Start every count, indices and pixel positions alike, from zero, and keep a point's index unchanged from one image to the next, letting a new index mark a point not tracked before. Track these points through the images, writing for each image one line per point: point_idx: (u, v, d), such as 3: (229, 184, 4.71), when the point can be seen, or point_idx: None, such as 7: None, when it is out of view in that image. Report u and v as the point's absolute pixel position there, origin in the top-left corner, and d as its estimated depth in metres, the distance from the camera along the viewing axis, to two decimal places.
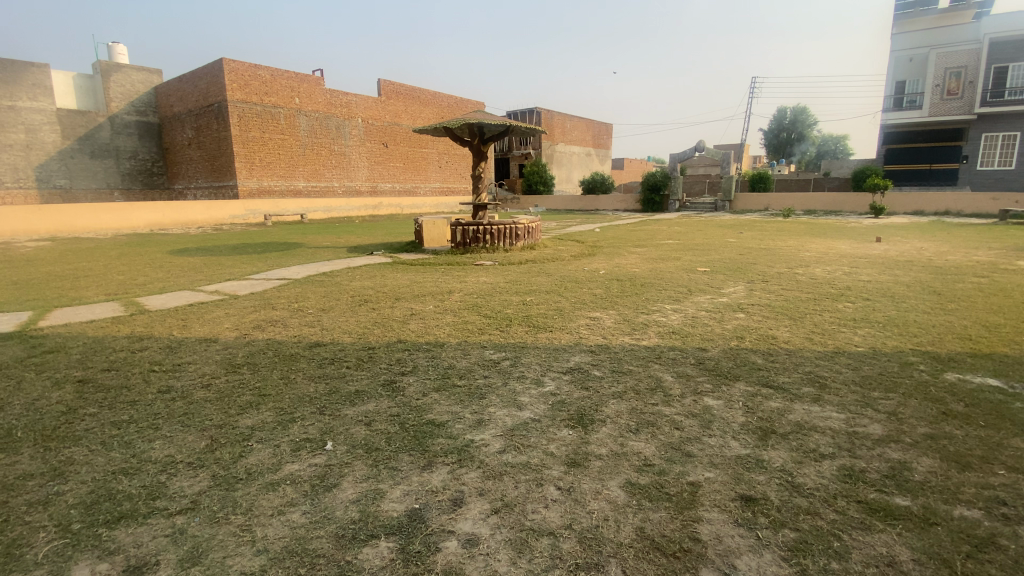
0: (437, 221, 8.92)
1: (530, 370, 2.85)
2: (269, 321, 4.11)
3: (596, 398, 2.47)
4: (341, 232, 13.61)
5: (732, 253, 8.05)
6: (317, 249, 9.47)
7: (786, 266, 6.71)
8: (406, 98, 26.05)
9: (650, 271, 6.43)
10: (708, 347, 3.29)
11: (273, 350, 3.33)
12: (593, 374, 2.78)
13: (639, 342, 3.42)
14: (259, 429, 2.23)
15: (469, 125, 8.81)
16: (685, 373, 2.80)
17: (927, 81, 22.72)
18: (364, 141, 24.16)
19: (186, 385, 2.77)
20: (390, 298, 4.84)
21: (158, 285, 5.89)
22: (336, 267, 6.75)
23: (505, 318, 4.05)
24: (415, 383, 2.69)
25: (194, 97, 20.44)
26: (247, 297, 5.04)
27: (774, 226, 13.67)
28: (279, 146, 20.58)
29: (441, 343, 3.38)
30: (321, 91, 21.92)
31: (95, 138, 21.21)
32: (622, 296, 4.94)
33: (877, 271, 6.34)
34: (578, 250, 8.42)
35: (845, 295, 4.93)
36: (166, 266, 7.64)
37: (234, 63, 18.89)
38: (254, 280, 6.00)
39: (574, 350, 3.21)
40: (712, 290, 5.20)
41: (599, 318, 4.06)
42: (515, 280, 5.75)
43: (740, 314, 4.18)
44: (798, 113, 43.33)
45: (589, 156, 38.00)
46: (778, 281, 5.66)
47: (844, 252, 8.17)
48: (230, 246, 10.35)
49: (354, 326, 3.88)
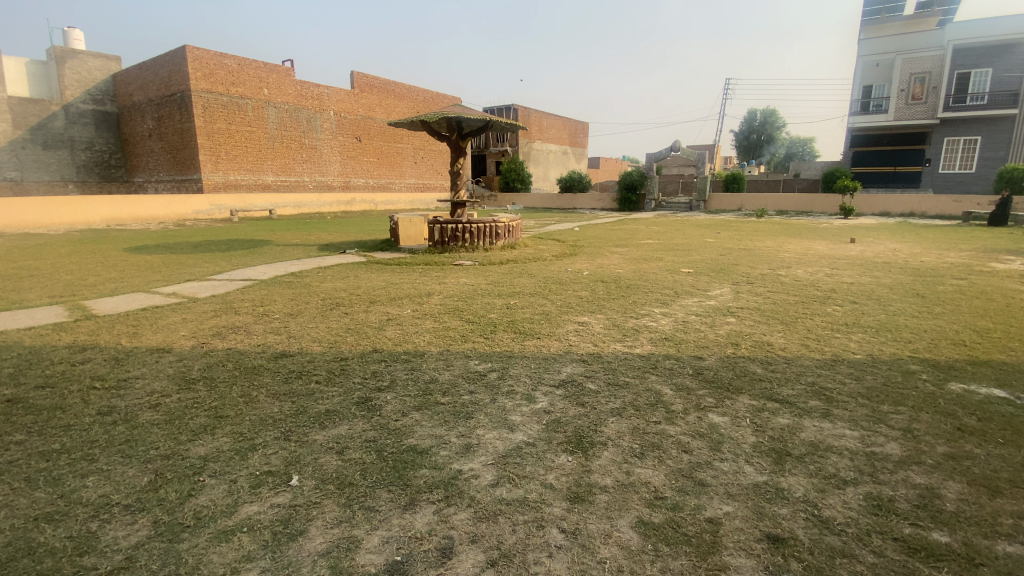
0: (414, 219, 8.60)
1: (519, 384, 2.62)
2: (231, 328, 3.77)
3: (593, 416, 2.26)
4: (313, 229, 13.12)
5: (714, 254, 7.99)
6: (286, 247, 9.03)
7: (768, 268, 6.66)
8: (381, 92, 25.45)
9: (634, 272, 6.28)
10: (704, 356, 3.12)
11: (234, 362, 3.01)
12: (587, 388, 2.57)
13: (633, 350, 3.23)
14: (213, 460, 1.94)
15: (447, 119, 8.50)
16: (684, 386, 2.62)
17: (893, 85, 23.36)
18: (336, 135, 23.48)
19: (131, 405, 2.44)
20: (363, 301, 4.54)
21: (109, 287, 5.43)
22: (305, 267, 6.38)
23: (489, 323, 3.81)
24: (393, 400, 2.43)
25: (155, 86, 19.47)
26: (208, 299, 4.67)
27: (750, 226, 13.78)
28: (246, 138, 19.78)
29: (421, 353, 3.13)
30: (291, 82, 21.18)
31: (47, 127, 20.02)
32: (609, 298, 4.75)
33: (858, 272, 6.34)
34: (559, 250, 8.23)
35: (832, 298, 4.86)
36: (122, 264, 7.12)
37: (198, 51, 18.04)
38: (216, 281, 5.59)
39: (565, 360, 2.99)
40: (699, 293, 5.07)
41: (587, 323, 3.85)
42: (497, 281, 5.51)
43: (731, 318, 4.04)
44: (769, 115, 44.17)
45: (565, 154, 37.97)
46: (763, 283, 5.57)
47: (821, 253, 8.21)
48: (194, 243, 9.80)
49: (325, 334, 3.58)
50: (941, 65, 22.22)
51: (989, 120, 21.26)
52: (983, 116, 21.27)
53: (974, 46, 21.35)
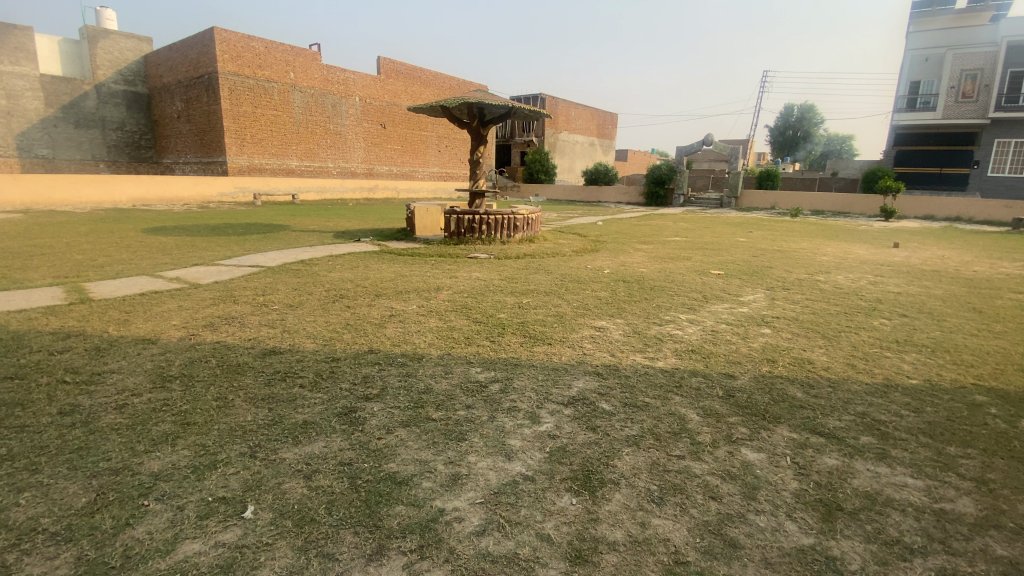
0: (430, 209, 8.37)
1: (523, 400, 2.31)
2: (224, 318, 3.56)
3: (606, 445, 1.95)
4: (332, 215, 13.02)
5: (745, 255, 7.52)
6: (302, 232, 8.90)
7: (805, 272, 6.18)
8: (406, 79, 25.23)
9: (658, 272, 5.91)
10: (736, 374, 2.76)
11: (219, 358, 2.79)
12: (601, 408, 2.26)
13: (654, 363, 2.89)
14: (165, 479, 1.71)
15: (469, 104, 8.17)
16: (713, 411, 2.29)
17: (942, 82, 22.10)
18: (361, 121, 23.39)
19: (96, 405, 2.23)
20: (368, 294, 4.29)
21: (114, 268, 5.33)
22: (316, 255, 6.20)
23: (497, 325, 3.50)
24: (379, 413, 2.16)
25: (184, 67, 19.62)
26: (210, 286, 4.49)
27: (783, 226, 13.15)
28: (271, 122, 19.83)
29: (420, 356, 2.85)
30: (317, 66, 21.11)
31: (79, 107, 20.41)
32: (630, 301, 4.41)
33: (906, 281, 5.81)
34: (580, 245, 7.88)
35: (877, 309, 4.42)
36: (134, 245, 7.06)
37: (226, 33, 18.07)
38: (223, 266, 5.43)
39: (577, 373, 2.67)
40: (730, 298, 4.67)
41: (605, 329, 3.52)
42: (511, 277, 5.22)
43: (765, 329, 3.66)
44: (806, 111, 42.48)
45: (592, 146, 37.25)
46: (801, 290, 5.13)
47: (863, 258, 7.65)
48: (211, 225, 9.76)
49: (321, 329, 3.33)
50: (995, 61, 20.87)
51: None
52: None
53: None
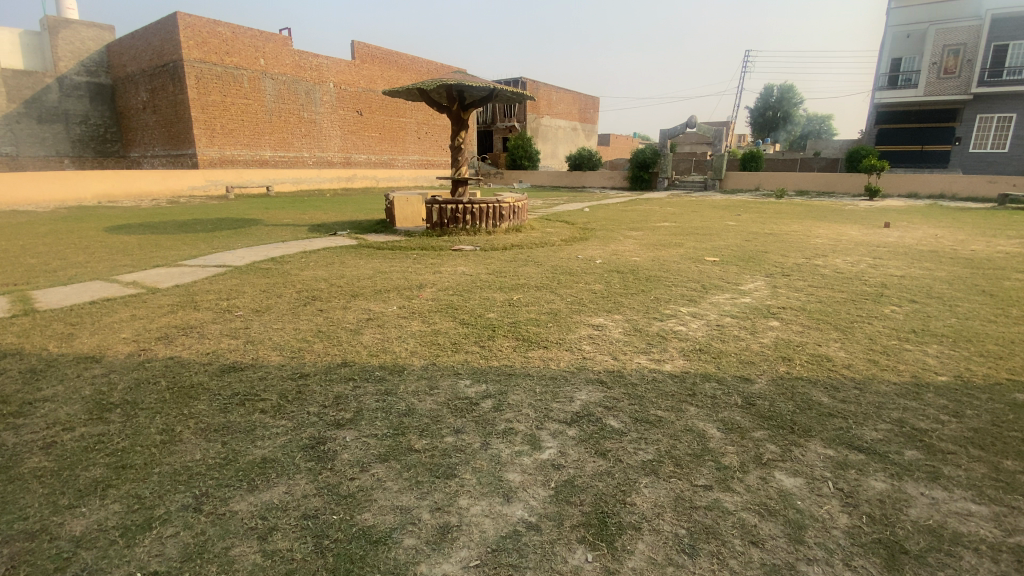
0: (411, 198, 7.97)
1: (521, 421, 2.01)
2: (182, 329, 3.18)
3: (621, 476, 1.66)
4: (309, 207, 12.52)
5: (738, 240, 7.29)
6: (276, 227, 8.44)
7: (802, 257, 5.95)
8: (383, 63, 24.44)
9: (652, 261, 5.63)
10: (753, 377, 2.49)
11: (169, 379, 2.43)
12: (609, 427, 1.97)
13: (662, 366, 2.61)
14: (87, 546, 1.37)
15: (447, 87, 7.73)
16: (736, 424, 2.02)
17: (924, 59, 22.06)
18: (336, 108, 22.62)
19: (16, 445, 1.86)
20: (344, 295, 3.95)
21: (65, 272, 4.88)
22: (289, 251, 5.80)
23: (487, 327, 3.19)
24: (352, 444, 1.85)
25: (147, 55, 18.71)
26: (169, 290, 4.09)
27: (770, 208, 13.01)
28: (243, 111, 19.05)
29: (401, 369, 2.52)
30: (289, 52, 20.31)
31: (37, 100, 19.38)
32: (626, 294, 4.14)
33: (906, 263, 5.61)
34: (569, 233, 7.58)
35: (885, 295, 4.20)
36: (93, 246, 6.56)
37: (190, 18, 17.23)
38: (187, 267, 5.01)
39: (578, 382, 2.38)
40: (731, 287, 4.42)
41: (603, 328, 3.22)
42: (499, 271, 4.91)
43: (774, 322, 3.42)
44: (786, 91, 42.43)
45: (575, 131, 36.80)
46: (802, 276, 4.91)
47: (857, 239, 7.49)
48: (180, 222, 9.25)
49: (288, 340, 2.96)
50: (976, 37, 20.90)
51: None
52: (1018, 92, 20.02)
53: (1012, 16, 20.03)
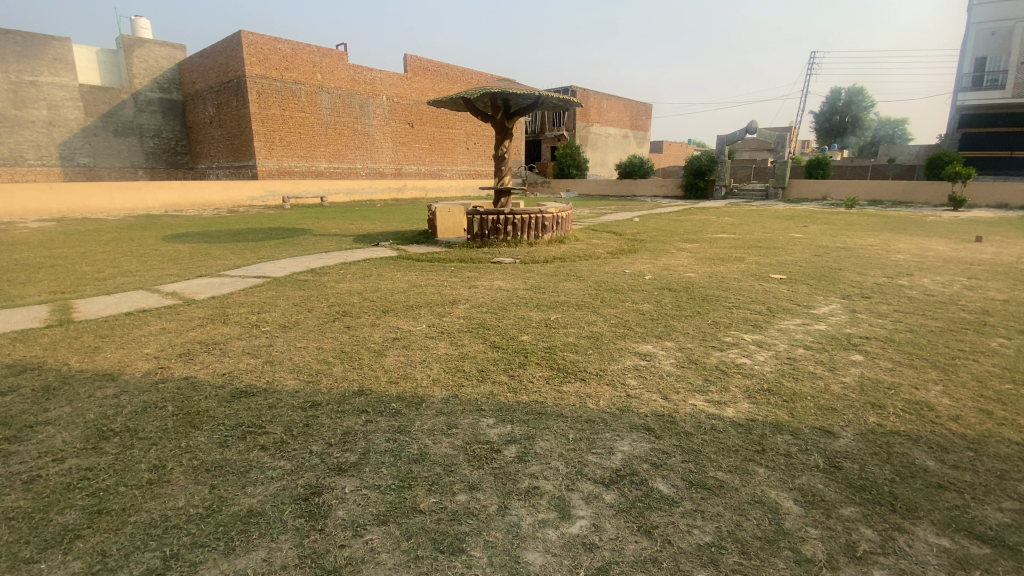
0: (453, 209, 7.84)
1: (548, 476, 1.70)
2: (205, 345, 3.07)
3: (669, 565, 1.32)
4: (357, 217, 12.76)
5: (805, 254, 6.65)
6: (322, 237, 8.52)
7: (882, 275, 5.29)
8: (434, 75, 24.85)
9: (708, 277, 5.15)
10: (835, 430, 2.05)
11: (177, 404, 2.28)
12: (656, 493, 1.63)
13: (723, 411, 2.22)
14: None
15: (492, 95, 7.54)
16: (818, 497, 1.62)
17: (1010, 58, 20.21)
18: (388, 120, 23.17)
19: (2, 478, 1.75)
20: (375, 310, 3.77)
21: (114, 281, 5.01)
22: (329, 262, 5.75)
23: (520, 352, 2.89)
24: (349, 498, 1.59)
25: (215, 73, 19.85)
26: (204, 301, 4.07)
27: (839, 219, 12.03)
28: (300, 124, 19.84)
29: (420, 401, 2.25)
30: (345, 66, 20.99)
31: (117, 115, 20.96)
32: (679, 315, 3.73)
33: (1008, 284, 4.85)
34: (616, 245, 7.19)
35: (990, 323, 3.57)
36: (147, 254, 6.79)
37: (253, 37, 18.17)
38: (227, 278, 5.02)
39: (619, 429, 2.03)
40: (802, 311, 3.90)
41: (652, 358, 2.85)
42: (539, 286, 4.63)
43: (856, 357, 2.92)
44: (854, 95, 39.98)
45: (626, 138, 36.13)
46: (885, 299, 4.30)
47: (944, 255, 6.68)
48: (233, 230, 9.58)
49: (307, 360, 2.78)
50: None
51: None
52: None
53: None
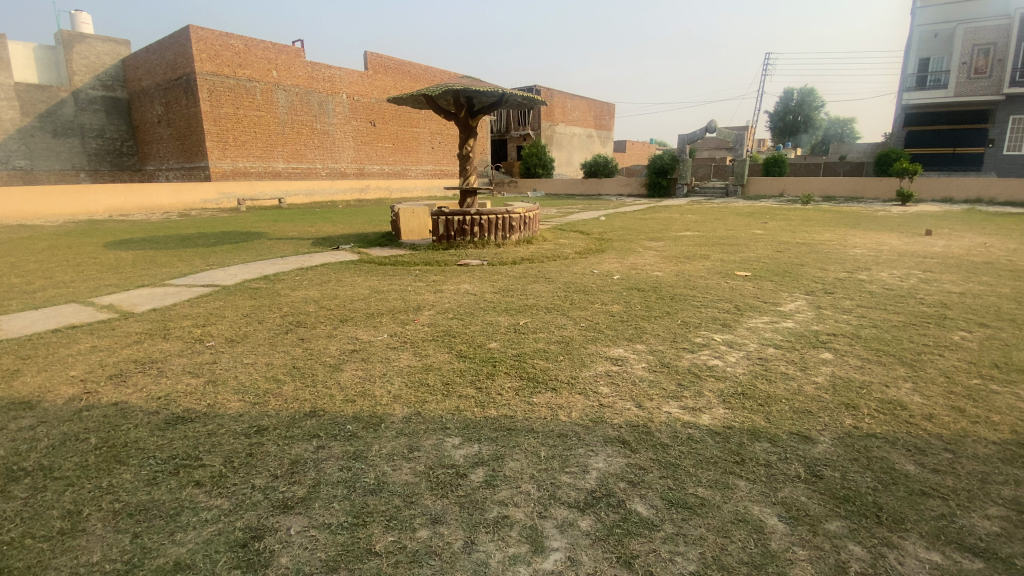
0: (417, 210, 7.61)
1: (519, 504, 1.55)
2: (141, 364, 2.79)
3: None
4: (317, 219, 12.30)
5: (767, 250, 6.76)
6: (279, 240, 8.15)
7: (842, 270, 5.39)
8: (395, 73, 24.37)
9: (676, 276, 5.12)
10: (813, 435, 1.99)
11: (101, 436, 2.02)
12: (635, 516, 1.51)
13: (699, 419, 2.12)
14: None
15: (455, 93, 7.34)
16: (803, 512, 1.54)
17: (952, 59, 21.16)
18: (349, 119, 22.58)
19: None
20: (332, 320, 3.54)
21: (45, 294, 4.59)
22: (284, 268, 5.45)
23: (488, 361, 2.74)
24: (295, 541, 1.41)
25: (162, 69, 18.89)
26: (144, 314, 3.75)
27: (798, 215, 12.37)
28: (255, 123, 19.08)
29: (379, 421, 2.07)
30: (301, 63, 20.33)
31: (56, 114, 19.68)
32: (649, 316, 3.65)
33: (962, 277, 5.01)
34: (584, 245, 7.12)
35: (949, 317, 3.65)
36: (85, 263, 6.31)
37: (203, 31, 17.36)
38: (172, 287, 4.68)
39: (593, 443, 1.91)
40: (769, 309, 3.89)
41: (624, 362, 2.75)
42: (507, 289, 4.50)
43: (826, 355, 2.90)
44: (806, 95, 41.52)
45: (590, 137, 36.45)
46: (848, 294, 4.36)
47: (898, 249, 6.89)
48: (183, 235, 9.06)
49: (254, 379, 2.54)
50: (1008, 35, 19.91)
51: None
52: None
53: None
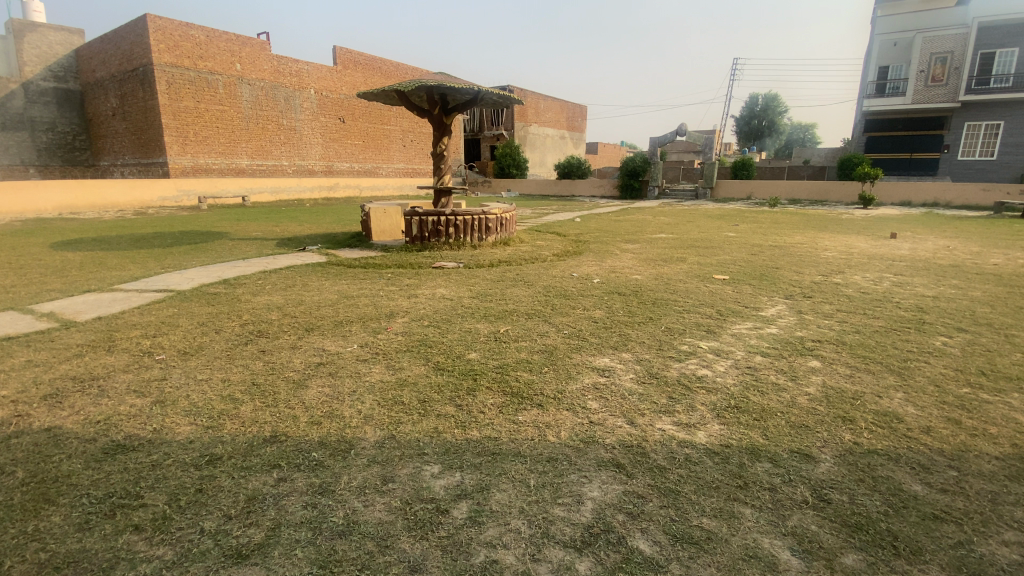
0: (389, 210, 7.35)
1: (509, 546, 1.38)
2: (80, 382, 2.47)
3: None
4: (284, 218, 11.83)
5: (743, 253, 6.79)
6: (242, 241, 7.74)
7: (817, 273, 5.43)
8: (366, 69, 23.83)
9: (656, 279, 5.05)
10: (814, 453, 1.89)
11: (28, 468, 1.73)
12: (638, 555, 1.36)
13: (694, 436, 1.99)
14: None
15: (429, 89, 7.12)
16: (816, 545, 1.42)
17: (912, 67, 21.89)
18: (317, 115, 21.95)
19: None
20: (297, 329, 3.30)
21: None
22: (247, 271, 5.13)
23: (468, 375, 2.55)
24: None
25: (117, 60, 17.94)
26: (88, 324, 3.41)
27: (768, 217, 12.60)
28: (218, 118, 18.31)
29: (349, 447, 1.87)
30: (267, 57, 19.64)
31: (1, 106, 18.46)
32: (632, 322, 3.53)
33: (932, 280, 5.10)
34: (561, 247, 7.00)
35: (928, 321, 3.66)
36: (26, 265, 5.81)
37: (160, 21, 16.54)
38: (121, 292, 4.32)
39: (586, 468, 1.75)
40: (751, 314, 3.83)
41: (611, 373, 2.61)
42: (484, 293, 4.32)
43: (815, 362, 2.83)
44: (771, 100, 42.69)
45: (563, 138, 36.56)
46: (826, 298, 4.35)
47: (867, 252, 7.03)
48: (138, 235, 8.52)
49: (208, 399, 2.28)
50: (964, 44, 20.79)
51: (1015, 103, 20.03)
52: (1008, 99, 20.05)
53: (1000, 25, 20.15)
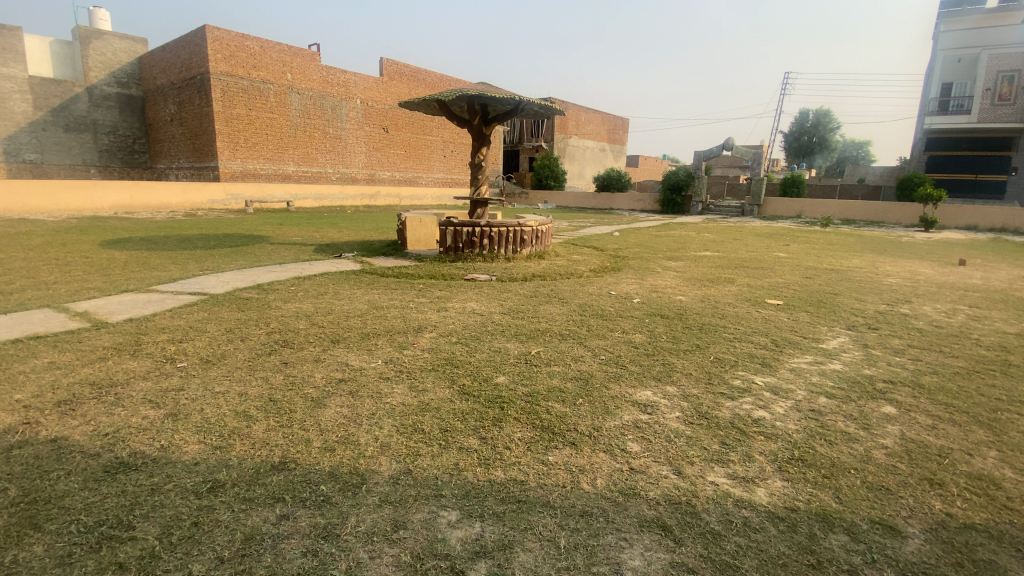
0: (424, 219, 7.27)
1: None
2: (98, 388, 2.41)
3: None
4: (324, 224, 12.00)
5: (795, 276, 6.35)
6: (279, 246, 7.80)
7: (881, 302, 4.97)
8: (410, 81, 24.30)
9: (701, 301, 4.73)
10: (900, 526, 1.58)
11: (23, 485, 1.64)
12: None
13: (752, 494, 1.72)
14: None
15: (469, 99, 7.04)
16: None
17: (977, 84, 20.59)
18: (362, 124, 22.47)
19: None
20: (323, 340, 3.19)
21: (21, 296, 4.27)
22: (279, 277, 5.11)
23: (495, 403, 2.34)
24: None
25: (177, 69, 18.88)
26: (117, 326, 3.40)
27: (820, 237, 11.93)
28: (267, 125, 18.97)
29: (360, 482, 1.69)
30: (316, 67, 20.28)
31: (70, 109, 19.70)
32: (676, 350, 3.24)
33: (1013, 314, 4.59)
34: (598, 262, 6.73)
35: (1017, 364, 3.22)
36: (74, 262, 5.99)
37: (219, 32, 17.31)
38: (156, 294, 4.34)
39: (625, 527, 1.52)
40: (811, 346, 3.48)
41: (654, 411, 2.34)
42: (517, 309, 4.13)
43: (891, 408, 2.48)
44: (822, 117, 41.17)
45: (603, 151, 36.23)
46: (894, 331, 3.93)
47: (934, 279, 6.46)
48: (184, 236, 8.76)
49: (221, 414, 2.17)
50: None
51: None
52: None
53: None
